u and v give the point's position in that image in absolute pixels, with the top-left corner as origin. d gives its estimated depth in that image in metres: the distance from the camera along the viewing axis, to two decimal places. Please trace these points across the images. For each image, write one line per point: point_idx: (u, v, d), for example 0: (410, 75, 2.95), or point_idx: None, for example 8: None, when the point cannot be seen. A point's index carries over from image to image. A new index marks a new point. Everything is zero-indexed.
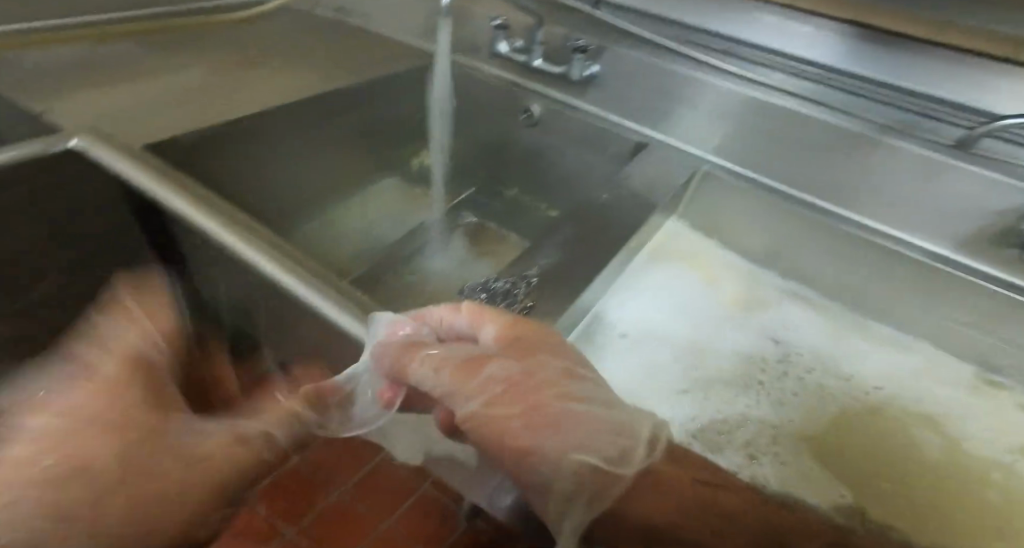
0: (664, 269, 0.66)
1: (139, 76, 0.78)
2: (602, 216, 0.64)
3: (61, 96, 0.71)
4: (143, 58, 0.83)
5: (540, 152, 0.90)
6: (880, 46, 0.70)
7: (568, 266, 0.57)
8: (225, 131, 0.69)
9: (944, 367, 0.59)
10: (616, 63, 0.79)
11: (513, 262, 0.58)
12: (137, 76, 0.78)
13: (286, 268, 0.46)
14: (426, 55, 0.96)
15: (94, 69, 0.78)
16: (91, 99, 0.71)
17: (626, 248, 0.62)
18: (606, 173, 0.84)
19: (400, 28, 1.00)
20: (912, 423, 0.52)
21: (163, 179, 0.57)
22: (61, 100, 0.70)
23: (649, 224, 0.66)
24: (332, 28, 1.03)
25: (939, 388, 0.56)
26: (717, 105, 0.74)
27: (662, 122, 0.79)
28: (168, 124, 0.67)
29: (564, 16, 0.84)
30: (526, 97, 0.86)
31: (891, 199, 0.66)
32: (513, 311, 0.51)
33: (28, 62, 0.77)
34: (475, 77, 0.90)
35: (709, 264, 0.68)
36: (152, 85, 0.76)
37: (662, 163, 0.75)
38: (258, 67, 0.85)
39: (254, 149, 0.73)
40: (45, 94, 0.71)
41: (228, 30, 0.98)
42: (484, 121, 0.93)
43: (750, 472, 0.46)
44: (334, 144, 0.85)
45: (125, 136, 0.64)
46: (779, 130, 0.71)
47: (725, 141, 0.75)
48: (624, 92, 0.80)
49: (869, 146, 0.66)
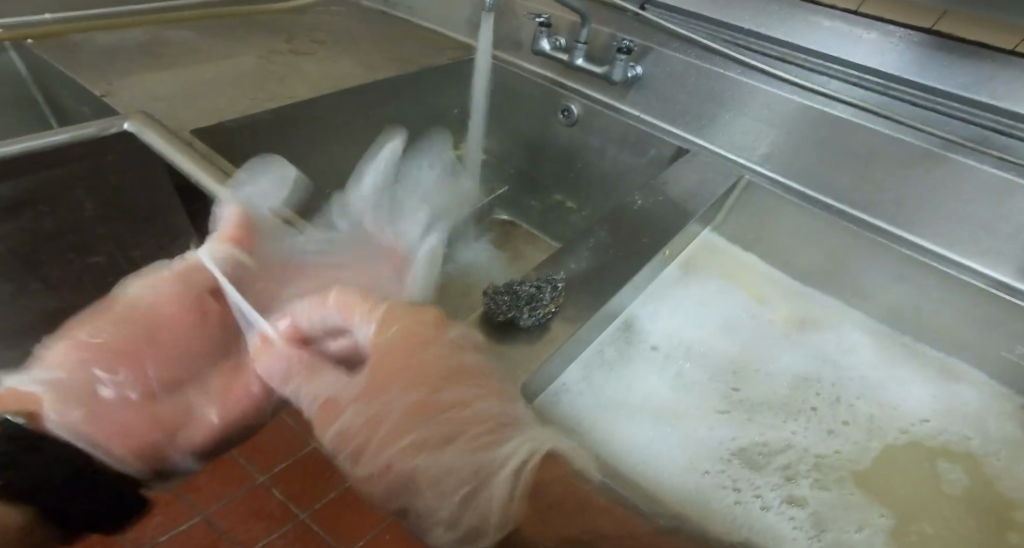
0: (703, 282, 0.66)
1: (190, 62, 0.80)
2: (637, 222, 0.62)
3: (115, 78, 0.73)
4: (193, 43, 0.85)
5: (576, 152, 0.88)
6: (953, 55, 0.65)
7: (600, 272, 0.56)
8: (269, 119, 0.70)
9: (995, 405, 0.57)
10: (662, 65, 0.77)
11: (542, 264, 0.56)
12: (188, 61, 0.80)
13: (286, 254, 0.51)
14: (469, 50, 0.95)
15: (149, 53, 0.81)
16: (142, 83, 0.73)
17: (662, 256, 0.62)
18: (644, 177, 0.82)
19: (443, 20, 1.00)
20: (952, 463, 0.51)
21: (201, 163, 0.58)
22: (115, 82, 0.73)
23: (685, 233, 0.65)
24: (378, 20, 1.03)
25: (992, 424, 0.55)
26: (766, 111, 0.70)
27: (706, 127, 0.76)
28: (212, 110, 0.68)
29: (610, 15, 0.82)
30: (567, 98, 0.85)
31: (951, 221, 0.62)
32: (541, 317, 0.49)
33: (88, 44, 0.80)
34: (518, 76, 0.89)
35: (750, 280, 0.69)
36: (201, 71, 0.78)
37: (702, 170, 0.72)
38: (303, 56, 0.86)
39: (295, 138, 0.75)
40: (100, 76, 0.73)
41: (277, 19, 0.99)
42: (522, 119, 0.92)
43: (787, 493, 0.47)
44: (372, 136, 0.85)
45: (173, 120, 0.66)
46: (831, 140, 0.67)
47: (771, 149, 0.72)
48: (668, 96, 0.78)
49: (931, 162, 0.61)
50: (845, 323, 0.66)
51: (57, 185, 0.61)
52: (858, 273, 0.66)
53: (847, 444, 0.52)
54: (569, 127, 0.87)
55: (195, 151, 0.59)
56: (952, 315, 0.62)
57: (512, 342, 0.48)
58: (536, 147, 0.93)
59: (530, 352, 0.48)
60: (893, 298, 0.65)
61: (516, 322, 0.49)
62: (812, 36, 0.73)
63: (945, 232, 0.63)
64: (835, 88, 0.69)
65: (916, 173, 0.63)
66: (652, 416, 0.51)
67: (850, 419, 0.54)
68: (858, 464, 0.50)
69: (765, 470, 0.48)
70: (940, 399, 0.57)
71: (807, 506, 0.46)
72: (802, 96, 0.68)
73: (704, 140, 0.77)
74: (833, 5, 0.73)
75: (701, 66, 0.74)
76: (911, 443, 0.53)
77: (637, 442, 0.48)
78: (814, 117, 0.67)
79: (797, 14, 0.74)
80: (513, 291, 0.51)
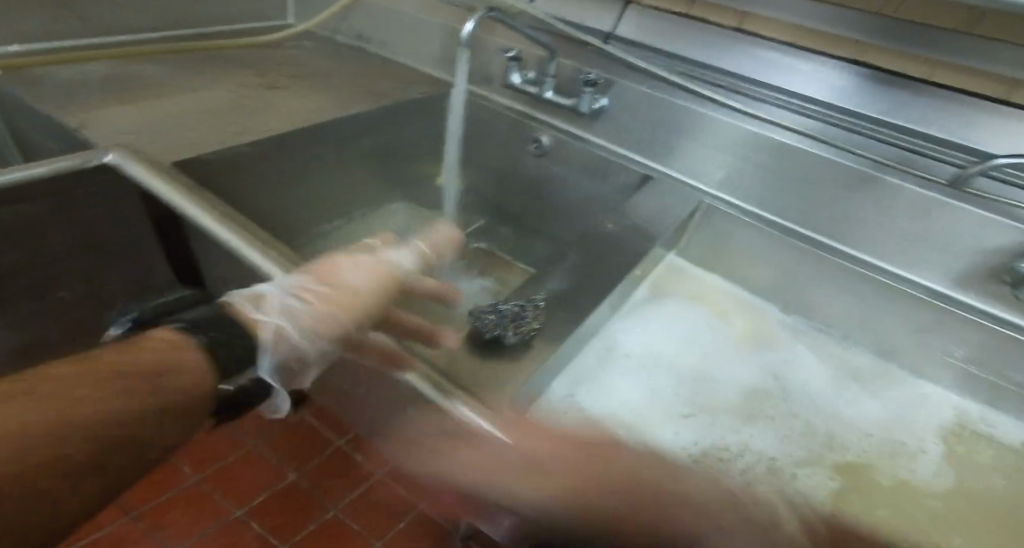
0: (672, 301, 0.70)
1: (164, 96, 0.81)
2: (609, 246, 0.67)
3: (88, 113, 0.73)
4: (164, 78, 0.86)
5: (547, 181, 0.92)
6: (876, 82, 0.72)
7: (577, 294, 0.59)
8: (247, 152, 0.72)
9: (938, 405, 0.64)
10: (625, 96, 0.82)
11: (522, 287, 0.59)
12: (163, 95, 0.81)
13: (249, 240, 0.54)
14: (444, 84, 0.99)
15: (121, 87, 0.81)
16: (117, 117, 0.74)
17: (632, 275, 0.66)
18: (613, 204, 0.86)
19: (414, 54, 1.04)
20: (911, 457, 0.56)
21: (182, 194, 0.58)
22: (89, 117, 0.73)
23: (651, 254, 0.69)
24: (353, 55, 1.07)
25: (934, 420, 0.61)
26: (720, 138, 0.76)
27: (667, 155, 0.82)
28: (190, 144, 0.69)
29: (576, 49, 0.87)
30: (537, 128, 0.89)
31: (887, 235, 0.69)
32: (520, 336, 0.53)
33: (58, 79, 0.80)
34: (491, 108, 0.94)
35: (719, 302, 0.73)
36: (175, 105, 0.79)
37: (665, 196, 0.78)
38: (277, 91, 0.88)
39: (273, 172, 0.76)
40: (71, 110, 0.73)
41: (251, 53, 1.01)
42: (495, 147, 0.96)
43: (742, 487, 0.50)
44: (346, 168, 0.87)
45: (154, 153, 0.67)
46: (777, 166, 0.73)
47: (727, 174, 0.78)
48: (632, 125, 0.83)
49: (868, 183, 0.67)
50: (802, 342, 0.69)
51: (23, 225, 0.59)
52: (813, 287, 0.72)
53: (794, 452, 0.54)
54: (539, 157, 0.91)
55: (177, 182, 0.60)
56: (897, 320, 0.68)
57: (498, 362, 0.51)
58: (508, 175, 0.96)
59: (515, 367, 0.50)
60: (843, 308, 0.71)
61: (500, 340, 0.52)
62: (757, 67, 0.79)
63: (881, 247, 0.70)
64: (778, 115, 0.75)
65: (853, 192, 0.69)
66: (627, 422, 0.53)
67: (803, 431, 0.56)
68: (804, 466, 0.53)
69: (725, 471, 0.51)
70: (893, 406, 0.61)
71: (768, 500, 0.49)
72: (750, 124, 0.74)
73: (665, 167, 0.82)
74: (774, 38, 0.79)
75: (659, 97, 0.79)
76: (863, 453, 0.55)
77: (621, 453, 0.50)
78: (762, 142, 0.73)
79: (742, 46, 0.80)
80: (499, 310, 0.55)
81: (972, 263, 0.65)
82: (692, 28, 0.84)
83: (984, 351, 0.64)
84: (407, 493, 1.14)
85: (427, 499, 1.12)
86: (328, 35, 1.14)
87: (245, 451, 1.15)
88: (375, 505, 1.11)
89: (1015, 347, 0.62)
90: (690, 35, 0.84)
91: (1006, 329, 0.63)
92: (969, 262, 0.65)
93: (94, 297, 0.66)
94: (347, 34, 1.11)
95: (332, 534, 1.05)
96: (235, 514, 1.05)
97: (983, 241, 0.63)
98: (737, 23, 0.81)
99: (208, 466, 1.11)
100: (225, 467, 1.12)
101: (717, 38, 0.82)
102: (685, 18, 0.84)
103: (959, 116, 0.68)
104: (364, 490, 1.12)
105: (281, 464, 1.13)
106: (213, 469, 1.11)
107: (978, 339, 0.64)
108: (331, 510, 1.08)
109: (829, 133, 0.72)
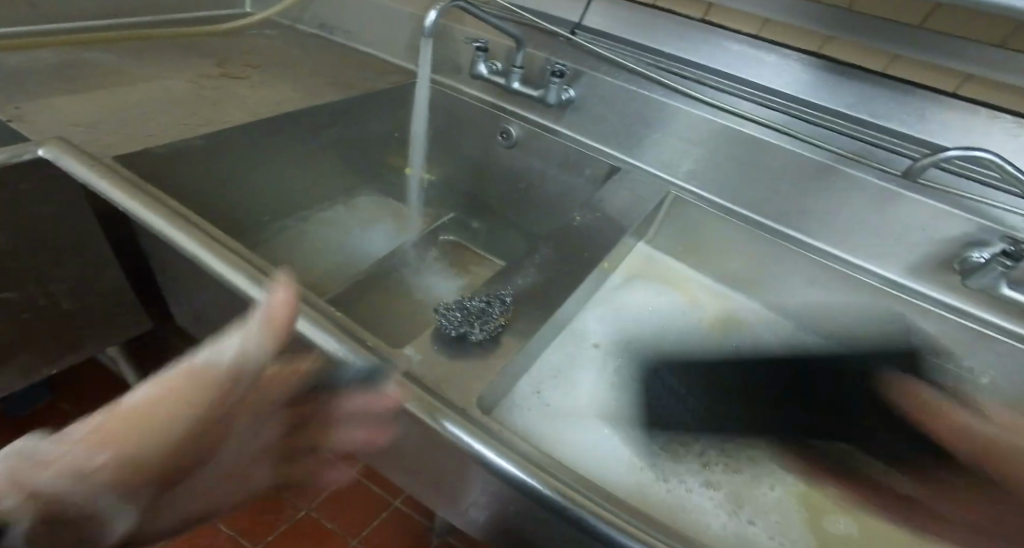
0: (643, 288, 0.71)
1: (115, 86, 0.77)
2: (578, 238, 0.67)
3: (31, 103, 0.69)
4: (116, 67, 0.82)
5: (518, 172, 0.91)
6: (836, 75, 0.73)
7: (546, 287, 0.59)
8: (201, 145, 0.69)
9: None
10: (595, 88, 0.81)
11: (490, 282, 0.59)
12: (114, 85, 0.77)
13: (201, 241, 0.52)
14: (411, 74, 0.97)
15: (68, 76, 0.77)
16: (63, 107, 0.70)
17: (602, 268, 0.66)
18: (582, 196, 0.86)
19: (380, 43, 1.01)
20: None
21: (128, 187, 0.55)
22: (32, 108, 0.69)
23: (620, 246, 0.70)
24: (318, 45, 1.04)
25: None
26: (687, 131, 0.77)
27: (636, 146, 0.82)
28: (143, 136, 0.67)
29: (543, 38, 0.86)
30: (506, 119, 0.89)
31: (845, 226, 0.70)
32: (488, 336, 0.52)
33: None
34: (459, 99, 0.93)
35: (686, 284, 0.74)
36: (126, 96, 0.75)
37: (634, 186, 0.78)
38: (236, 81, 0.84)
39: (232, 165, 0.74)
40: (15, 99, 0.70)
41: (209, 41, 0.97)
42: (464, 139, 0.95)
43: (707, 478, 0.51)
44: (308, 160, 0.84)
45: (104, 146, 0.64)
46: (740, 156, 0.74)
47: (694, 166, 0.79)
48: (601, 116, 0.83)
49: (827, 173, 0.69)
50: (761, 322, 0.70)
51: None
52: (777, 277, 0.73)
53: None
54: (508, 148, 0.90)
55: (125, 176, 0.57)
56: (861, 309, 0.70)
57: (465, 359, 0.50)
58: (479, 167, 0.95)
59: (482, 365, 0.50)
60: (807, 300, 0.72)
61: (467, 338, 0.52)
62: (724, 59, 0.79)
63: (840, 235, 0.71)
64: (742, 105, 0.75)
65: (813, 182, 0.70)
66: (596, 417, 0.53)
67: None
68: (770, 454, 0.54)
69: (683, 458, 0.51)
70: None
71: (725, 490, 0.50)
72: (716, 116, 0.74)
73: (635, 158, 0.83)
74: (739, 30, 0.79)
75: (628, 89, 0.79)
76: None
77: (587, 445, 0.50)
78: (727, 134, 0.74)
79: (709, 37, 0.80)
80: (464, 307, 0.54)
81: (926, 253, 0.67)
82: (659, 19, 0.83)
83: (938, 340, 0.66)
84: (382, 489, 1.13)
85: (403, 494, 1.12)
86: (291, 23, 1.10)
87: None
88: (349, 504, 1.10)
89: (965, 333, 0.65)
90: (658, 26, 0.83)
91: (954, 315, 0.65)
92: (923, 252, 0.67)
93: (44, 299, 0.66)
94: (312, 23, 1.08)
95: (309, 531, 1.04)
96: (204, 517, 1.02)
97: (936, 230, 0.65)
98: (702, 14, 0.81)
99: None
100: None
101: (684, 28, 0.81)
102: (652, 8, 0.84)
103: (915, 110, 0.69)
104: (341, 485, 1.12)
105: None
106: None
107: (934, 326, 0.66)
108: (303, 510, 1.07)
109: (791, 124, 0.73)
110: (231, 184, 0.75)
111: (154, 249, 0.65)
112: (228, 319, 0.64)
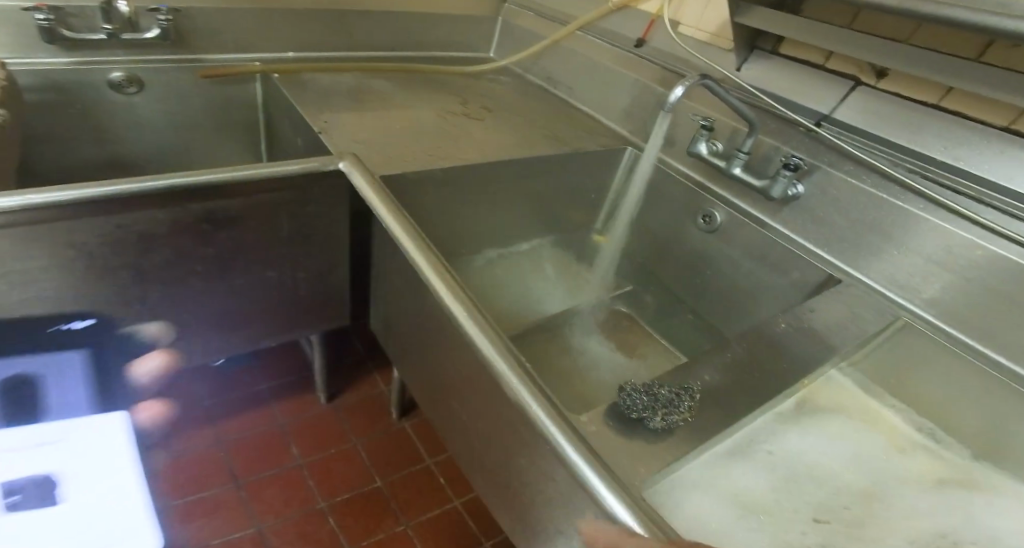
0: (840, 410, 0.58)
1: (385, 107, 0.89)
2: (781, 348, 0.60)
3: (320, 114, 0.83)
4: (384, 91, 0.96)
5: (706, 257, 0.87)
6: None
7: (742, 392, 0.54)
8: (437, 175, 0.77)
9: None
10: (829, 186, 0.74)
11: (676, 371, 0.55)
12: (383, 106, 0.90)
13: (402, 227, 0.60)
14: (623, 138, 0.98)
15: (350, 95, 0.91)
16: (343, 123, 0.82)
17: (799, 387, 0.59)
18: (782, 299, 0.78)
19: (601, 105, 1.03)
20: None
21: (393, 210, 0.63)
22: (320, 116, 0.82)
23: (827, 368, 0.61)
24: (544, 97, 1.09)
25: None
26: (943, 254, 0.65)
27: (863, 258, 0.72)
28: (394, 159, 0.76)
29: (779, 126, 0.81)
30: (710, 203, 0.85)
31: None
32: (660, 430, 0.48)
33: (316, 84, 0.93)
34: (667, 173, 0.91)
35: (907, 419, 0.62)
36: (393, 117, 0.87)
37: (855, 303, 0.68)
38: (474, 120, 0.92)
39: (456, 194, 0.81)
40: (313, 113, 0.83)
41: (453, 78, 1.09)
42: (660, 212, 0.93)
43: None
44: (511, 203, 0.89)
45: (369, 161, 0.74)
46: (1014, 294, 0.61)
47: (940, 294, 0.66)
48: (828, 218, 0.75)
49: None
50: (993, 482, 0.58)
51: None
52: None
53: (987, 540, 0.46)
54: (706, 233, 0.86)
55: (387, 193, 0.66)
56: None
57: (642, 452, 0.46)
58: (666, 243, 0.93)
59: (660, 464, 0.46)
60: None
61: (643, 423, 0.48)
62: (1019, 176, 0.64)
63: None
64: None
65: None
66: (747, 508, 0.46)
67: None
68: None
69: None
70: None
71: None
72: (992, 244, 0.62)
73: (861, 271, 0.72)
74: None
75: (876, 194, 0.70)
76: None
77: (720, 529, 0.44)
78: (1008, 268, 0.61)
79: (1007, 150, 0.65)
80: (650, 392, 0.50)
81: None
82: (935, 124, 0.71)
83: None
84: (479, 528, 1.10)
85: (495, 538, 1.09)
86: (521, 72, 1.19)
87: (348, 448, 1.18)
88: (445, 533, 1.08)
89: None
90: (927, 127, 0.71)
91: None
92: None
93: (284, 280, 0.80)
94: (539, 75, 1.15)
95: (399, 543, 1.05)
96: (317, 505, 1.07)
97: None
98: (1007, 123, 0.66)
99: (315, 453, 1.15)
100: (328, 457, 1.15)
101: (966, 131, 0.68)
102: (931, 111, 0.72)
103: None
104: (444, 509, 1.12)
105: (373, 467, 1.15)
106: (318, 458, 1.15)
107: None
108: (402, 525, 1.07)
109: None
110: (452, 214, 0.83)
111: (383, 255, 0.75)
112: (420, 333, 0.69)
